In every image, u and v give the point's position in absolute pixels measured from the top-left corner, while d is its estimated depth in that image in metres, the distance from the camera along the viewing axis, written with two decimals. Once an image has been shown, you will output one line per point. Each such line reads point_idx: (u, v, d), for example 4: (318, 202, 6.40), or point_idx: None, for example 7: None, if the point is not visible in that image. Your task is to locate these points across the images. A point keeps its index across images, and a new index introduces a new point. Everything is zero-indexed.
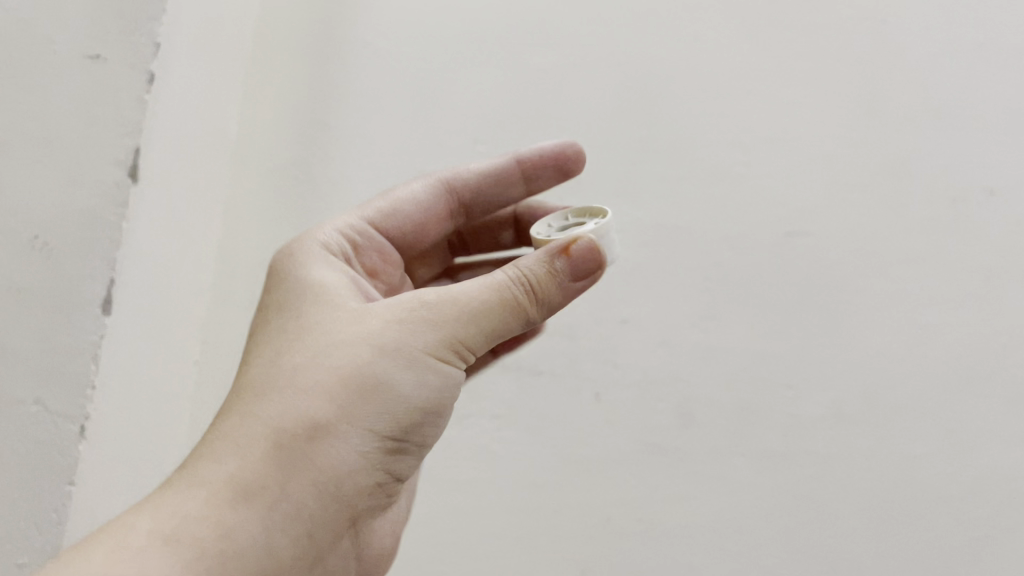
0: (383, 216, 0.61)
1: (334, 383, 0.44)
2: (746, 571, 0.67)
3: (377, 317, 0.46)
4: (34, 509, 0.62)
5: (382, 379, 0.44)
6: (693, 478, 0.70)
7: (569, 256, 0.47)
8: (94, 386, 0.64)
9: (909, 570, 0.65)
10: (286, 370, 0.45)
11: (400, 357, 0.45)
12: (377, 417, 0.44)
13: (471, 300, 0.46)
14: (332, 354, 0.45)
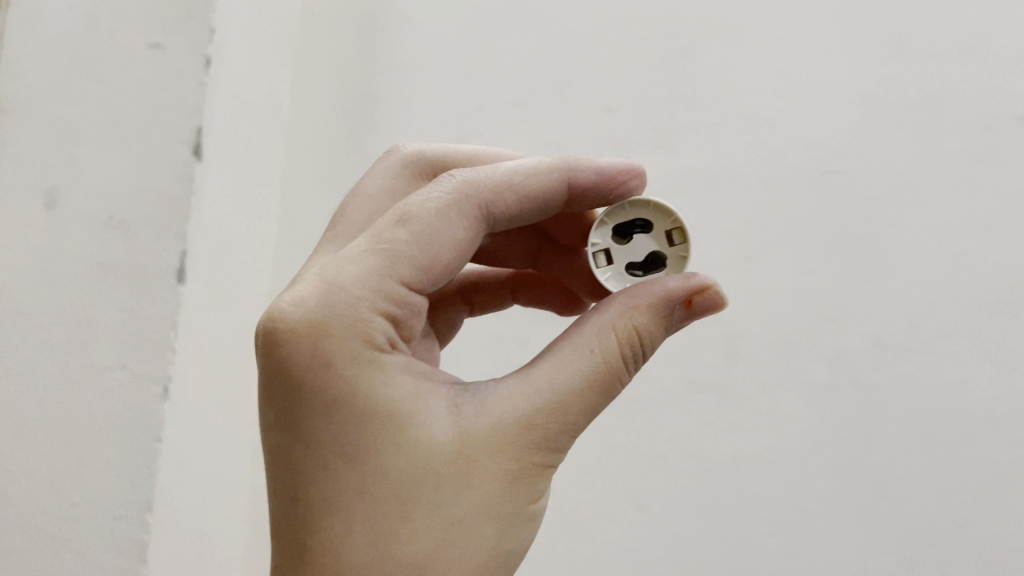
0: (416, 273, 0.42)
1: (469, 542, 0.40)
2: (796, 497, 0.70)
3: (484, 438, 0.41)
4: (130, 463, 0.67)
5: (521, 511, 0.41)
6: (742, 412, 0.73)
7: (687, 307, 0.44)
8: (175, 350, 0.68)
9: (958, 489, 0.68)
10: (417, 530, 0.39)
11: (531, 487, 0.42)
12: (518, 539, 0.42)
13: (590, 396, 0.42)
14: (451, 504, 0.40)
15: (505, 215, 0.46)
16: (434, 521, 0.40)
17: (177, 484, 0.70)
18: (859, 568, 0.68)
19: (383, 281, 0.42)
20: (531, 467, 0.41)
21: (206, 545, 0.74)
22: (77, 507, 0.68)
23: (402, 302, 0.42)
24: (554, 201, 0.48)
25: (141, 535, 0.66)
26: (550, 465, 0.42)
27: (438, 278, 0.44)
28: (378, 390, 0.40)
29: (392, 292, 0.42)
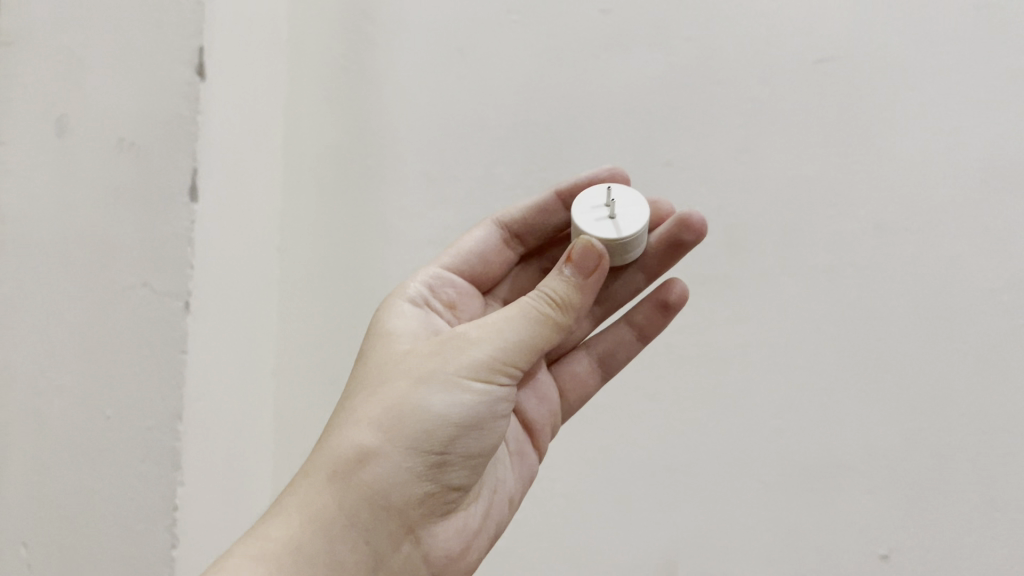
0: (457, 263, 0.65)
1: (378, 413, 0.51)
2: (801, 378, 0.73)
3: (419, 351, 0.54)
4: (160, 377, 0.70)
5: (421, 400, 0.51)
6: (745, 299, 0.75)
7: (574, 261, 0.53)
8: (194, 266, 0.70)
9: (959, 360, 0.70)
10: (355, 409, 0.53)
11: (434, 380, 0.51)
12: (416, 435, 0.50)
13: (493, 320, 0.53)
14: (382, 391, 0.52)
15: (518, 224, 0.66)
16: (368, 402, 0.52)
17: (205, 395, 0.73)
18: (865, 443, 0.71)
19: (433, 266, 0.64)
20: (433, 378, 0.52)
21: (238, 453, 0.78)
22: (111, 421, 0.72)
23: (443, 274, 0.64)
24: (553, 210, 0.65)
25: (175, 441, 0.70)
26: (455, 380, 0.51)
27: (472, 265, 0.65)
28: (382, 332, 0.59)
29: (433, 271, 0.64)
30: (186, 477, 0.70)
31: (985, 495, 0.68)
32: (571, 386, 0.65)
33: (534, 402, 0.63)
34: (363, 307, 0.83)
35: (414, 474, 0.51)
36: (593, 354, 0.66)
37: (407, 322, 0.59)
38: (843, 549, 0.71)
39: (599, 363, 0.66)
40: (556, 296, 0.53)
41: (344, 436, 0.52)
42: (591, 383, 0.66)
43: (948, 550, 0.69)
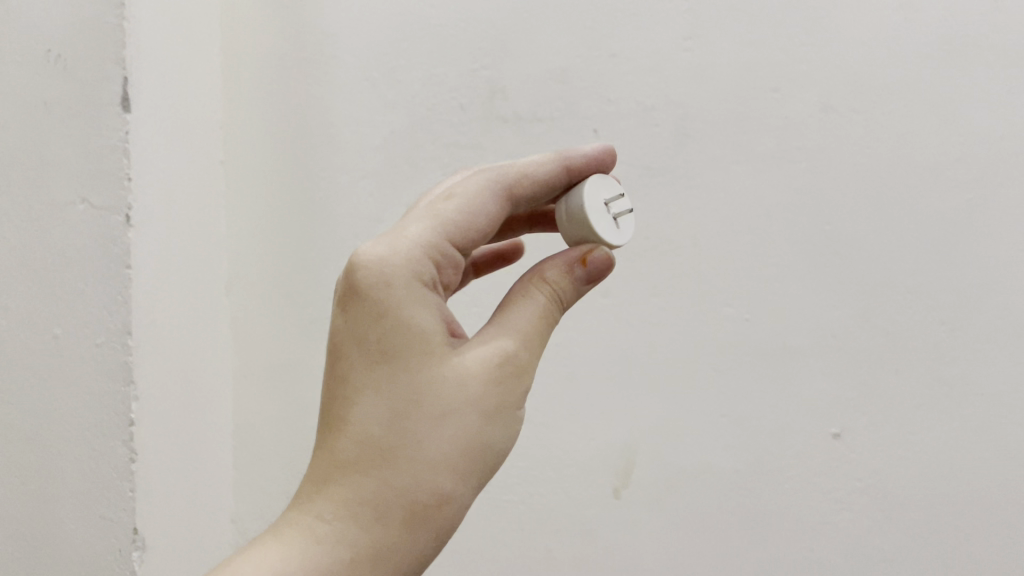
0: (460, 233, 0.48)
1: (448, 457, 0.43)
2: (753, 266, 0.73)
3: (475, 367, 0.45)
4: (104, 293, 0.70)
5: (487, 437, 0.44)
6: (696, 192, 0.74)
7: (588, 264, 0.49)
8: (130, 177, 0.69)
9: (907, 238, 0.70)
10: (406, 436, 0.43)
11: (502, 409, 0.45)
12: (484, 473, 0.45)
13: (529, 326, 0.47)
14: (441, 421, 0.43)
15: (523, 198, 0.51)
16: (427, 438, 0.43)
17: (154, 310, 0.72)
18: (816, 326, 0.72)
19: (440, 232, 0.47)
20: (500, 409, 0.45)
21: (195, 369, 0.78)
22: (60, 341, 0.71)
23: (447, 247, 0.47)
24: (558, 186, 0.52)
25: (126, 357, 0.69)
26: (515, 407, 0.46)
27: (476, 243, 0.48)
28: (411, 321, 0.44)
29: (442, 242, 0.47)
30: (140, 393, 0.70)
31: (931, 370, 0.70)
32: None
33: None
34: (311, 216, 0.82)
35: (471, 507, 0.46)
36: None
37: (434, 303, 0.46)
38: (797, 429, 0.73)
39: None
40: (569, 295, 0.49)
41: (409, 481, 0.43)
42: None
43: (897, 425, 0.71)
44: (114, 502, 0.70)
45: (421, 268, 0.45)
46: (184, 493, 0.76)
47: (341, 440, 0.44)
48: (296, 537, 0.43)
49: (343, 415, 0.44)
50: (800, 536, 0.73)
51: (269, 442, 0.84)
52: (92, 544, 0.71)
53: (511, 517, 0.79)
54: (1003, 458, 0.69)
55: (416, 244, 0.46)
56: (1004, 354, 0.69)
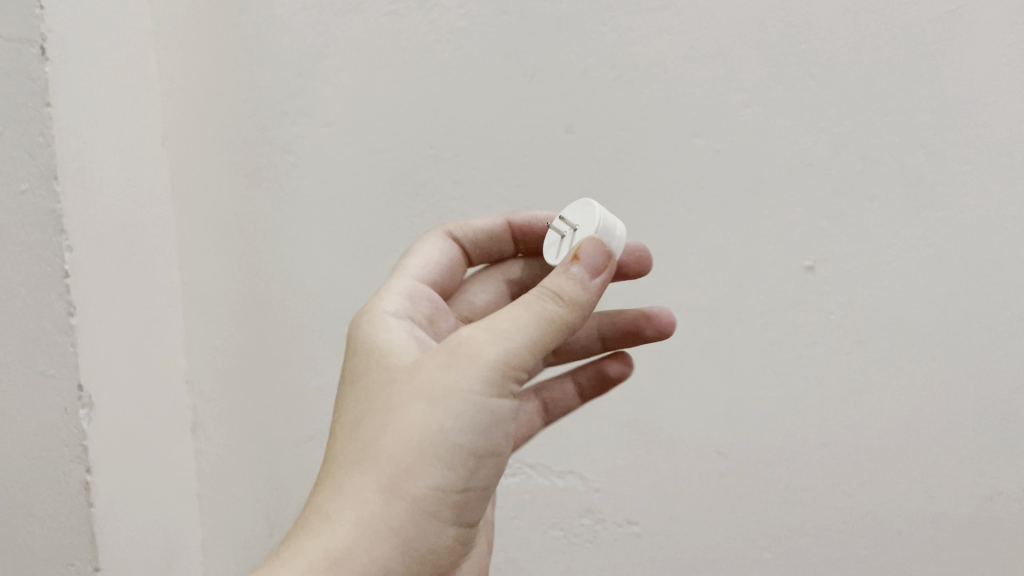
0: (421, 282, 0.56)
1: (389, 444, 0.42)
2: (723, 93, 0.69)
3: (432, 362, 0.43)
4: (24, 134, 0.64)
5: (438, 422, 0.42)
6: (664, 13, 0.69)
7: (581, 260, 0.45)
8: (42, 7, 0.63)
9: (886, 56, 0.66)
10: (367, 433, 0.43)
11: (452, 396, 0.42)
12: (439, 468, 0.42)
13: (502, 319, 0.43)
14: (392, 413, 0.42)
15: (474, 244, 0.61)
16: (376, 429, 0.43)
17: (83, 156, 0.67)
18: (788, 155, 0.69)
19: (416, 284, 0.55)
20: (453, 397, 0.42)
21: (133, 223, 0.73)
22: None
23: (417, 286, 0.55)
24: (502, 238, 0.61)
25: (54, 204, 0.64)
26: (474, 398, 0.42)
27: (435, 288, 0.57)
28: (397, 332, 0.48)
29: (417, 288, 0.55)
30: (72, 243, 0.66)
31: (908, 197, 0.67)
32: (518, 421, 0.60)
33: None
34: (247, 55, 0.75)
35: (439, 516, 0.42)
36: (540, 396, 0.62)
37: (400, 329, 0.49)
38: (766, 264, 0.70)
39: (544, 409, 0.62)
40: (560, 283, 0.44)
41: (364, 475, 0.42)
42: (536, 425, 0.62)
43: (872, 256, 0.69)
44: (56, 359, 0.67)
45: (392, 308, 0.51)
46: (131, 353, 0.72)
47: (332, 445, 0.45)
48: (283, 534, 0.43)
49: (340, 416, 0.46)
50: (771, 372, 0.71)
51: (218, 301, 0.79)
52: (36, 405, 0.68)
53: None
54: (976, 284, 0.67)
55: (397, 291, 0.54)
56: (982, 175, 0.66)
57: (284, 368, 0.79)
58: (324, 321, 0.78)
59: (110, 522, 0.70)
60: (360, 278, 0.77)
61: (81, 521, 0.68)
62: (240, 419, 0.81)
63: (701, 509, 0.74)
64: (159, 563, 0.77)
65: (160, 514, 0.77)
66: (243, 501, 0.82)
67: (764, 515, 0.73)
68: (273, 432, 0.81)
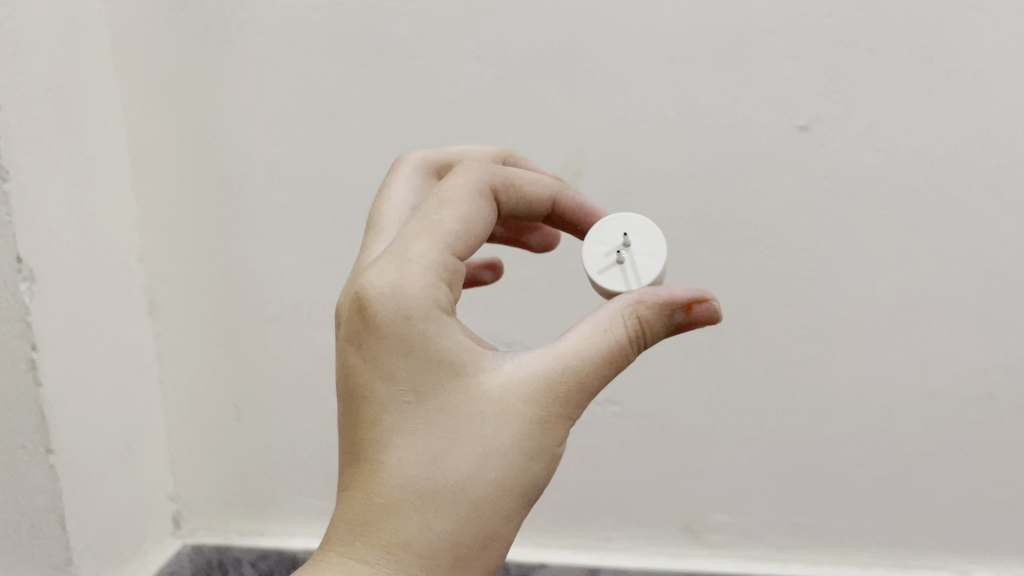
0: (461, 249, 0.43)
1: (489, 496, 0.38)
2: None
3: (524, 409, 0.39)
4: None
5: (534, 479, 0.39)
6: None
7: (689, 313, 0.43)
8: None
9: None
10: (453, 477, 0.38)
11: (548, 449, 0.40)
12: (522, 519, 0.40)
13: (601, 371, 0.40)
14: (486, 456, 0.38)
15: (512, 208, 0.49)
16: (466, 472, 0.38)
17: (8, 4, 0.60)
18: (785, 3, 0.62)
19: (455, 259, 0.42)
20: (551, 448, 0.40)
21: (70, 84, 0.66)
22: None
23: (458, 266, 0.42)
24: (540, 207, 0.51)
25: None
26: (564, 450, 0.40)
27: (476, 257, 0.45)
28: (451, 336, 0.40)
29: (453, 262, 0.42)
30: (1, 102, 0.59)
31: (912, 47, 0.62)
32: None
33: None
34: None
35: None
36: None
37: (453, 326, 0.40)
38: (756, 126, 0.65)
39: None
40: (660, 338, 0.42)
41: (462, 529, 0.37)
42: None
43: (870, 115, 0.63)
44: None
45: (436, 295, 0.40)
46: (75, 228, 0.67)
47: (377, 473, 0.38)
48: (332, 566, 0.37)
49: (382, 441, 0.38)
50: (758, 242, 0.67)
51: (173, 180, 0.74)
52: None
53: None
54: (980, 143, 0.63)
55: (437, 266, 0.41)
56: (994, 21, 0.60)
57: (244, 244, 0.75)
58: (283, 193, 0.73)
59: (62, 404, 0.66)
60: (321, 147, 0.71)
61: (30, 403, 0.64)
62: (200, 299, 0.77)
63: (683, 386, 0.71)
64: (121, 448, 0.74)
65: (118, 397, 0.73)
66: (208, 384, 0.79)
67: (748, 392, 0.70)
68: (237, 312, 0.77)
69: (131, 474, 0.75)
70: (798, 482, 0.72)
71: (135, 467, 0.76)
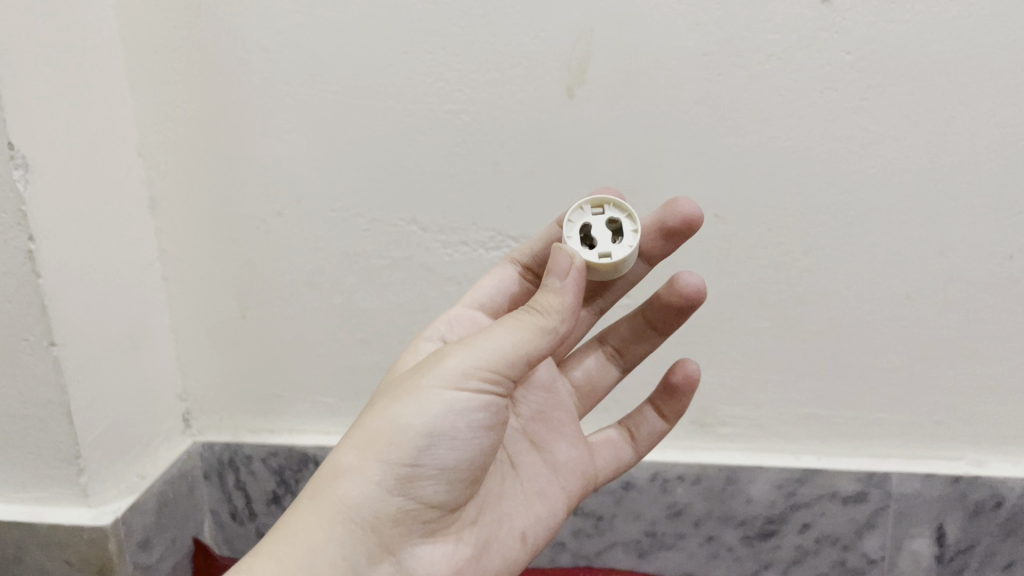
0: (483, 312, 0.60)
1: (357, 440, 0.46)
2: None
3: (414, 368, 0.48)
4: None
5: (398, 414, 0.45)
6: None
7: (551, 271, 0.48)
8: None
9: None
10: (349, 429, 0.47)
11: (415, 391, 0.46)
12: (394, 448, 0.45)
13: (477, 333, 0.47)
14: (369, 410, 0.47)
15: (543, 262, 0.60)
16: (353, 427, 0.47)
17: None
18: None
19: (463, 312, 0.59)
20: (417, 389, 0.46)
21: None
22: None
23: (463, 318, 0.59)
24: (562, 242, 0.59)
25: None
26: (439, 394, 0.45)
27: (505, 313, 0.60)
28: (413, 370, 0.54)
29: (460, 317, 0.59)
30: None
31: None
32: (603, 453, 0.60)
33: (564, 447, 0.57)
34: None
35: (394, 494, 0.45)
36: (623, 426, 0.62)
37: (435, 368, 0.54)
38: None
39: (628, 437, 0.61)
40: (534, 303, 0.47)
41: (333, 458, 0.46)
42: (625, 457, 0.61)
43: None
44: None
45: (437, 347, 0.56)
46: (69, 117, 0.65)
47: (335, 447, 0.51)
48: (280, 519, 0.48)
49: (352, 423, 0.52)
50: (776, 123, 0.64)
51: (167, 69, 0.72)
52: None
53: (452, 130, 0.69)
54: (1012, 13, 0.59)
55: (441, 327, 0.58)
56: None
57: (243, 136, 0.73)
58: (280, 82, 0.70)
59: (64, 295, 0.65)
60: (318, 32, 0.68)
61: (30, 295, 0.63)
62: (200, 195, 0.75)
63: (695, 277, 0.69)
64: (127, 345, 0.73)
65: (121, 294, 0.72)
66: (212, 282, 0.78)
67: (763, 281, 0.68)
68: (237, 208, 0.75)
69: (138, 371, 0.75)
70: (812, 374, 0.70)
71: (142, 365, 0.75)
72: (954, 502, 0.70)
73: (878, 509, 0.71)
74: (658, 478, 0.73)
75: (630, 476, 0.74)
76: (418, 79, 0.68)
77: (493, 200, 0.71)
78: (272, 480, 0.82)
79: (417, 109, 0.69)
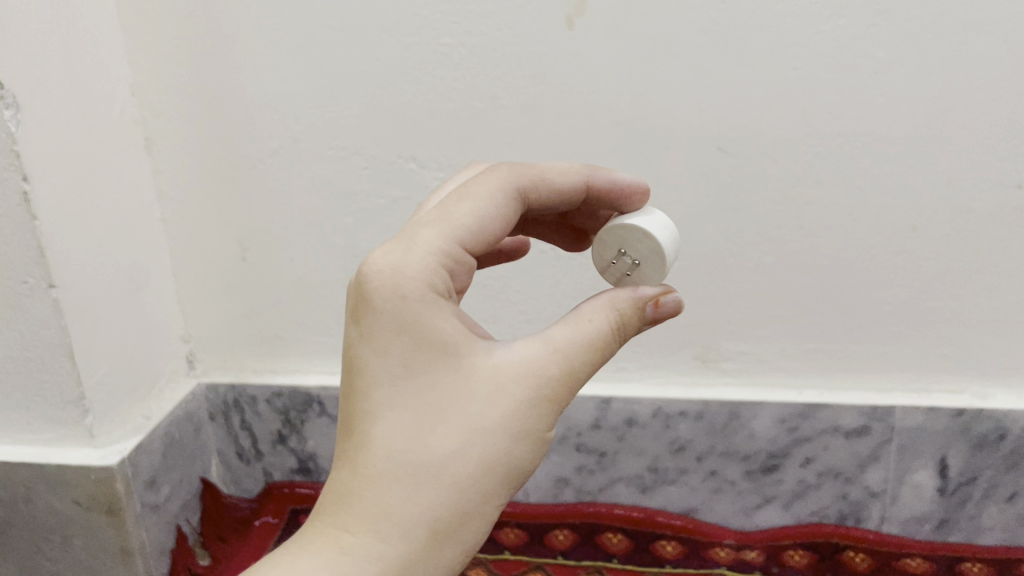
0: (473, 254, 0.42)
1: (467, 484, 0.39)
2: None
3: (511, 376, 0.40)
4: None
5: (515, 456, 0.40)
6: None
7: (659, 304, 0.45)
8: None
9: None
10: (437, 454, 0.38)
11: (532, 427, 0.40)
12: (509, 491, 0.40)
13: (584, 352, 0.42)
14: (471, 436, 0.39)
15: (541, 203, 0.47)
16: (449, 456, 0.39)
17: None
18: None
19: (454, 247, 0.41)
20: (536, 426, 0.40)
21: None
22: None
23: (456, 263, 0.41)
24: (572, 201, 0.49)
25: None
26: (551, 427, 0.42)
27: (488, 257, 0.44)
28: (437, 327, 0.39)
29: (452, 259, 0.41)
30: None
31: None
32: None
33: None
34: None
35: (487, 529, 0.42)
36: None
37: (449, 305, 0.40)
38: None
39: None
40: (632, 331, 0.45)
41: (437, 502, 0.38)
42: None
43: None
44: None
45: (424, 280, 0.40)
46: (60, 55, 0.64)
47: (361, 451, 0.39)
48: (322, 544, 0.37)
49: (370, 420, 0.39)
50: (781, 51, 0.63)
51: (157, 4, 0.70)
52: None
53: (448, 64, 0.68)
54: None
55: (428, 271, 0.40)
56: None
57: (238, 73, 0.71)
58: (274, 17, 0.69)
59: (63, 237, 0.65)
60: None
61: (27, 237, 0.63)
62: (196, 133, 0.74)
63: (698, 210, 0.68)
64: (127, 286, 0.73)
65: (119, 234, 0.72)
66: (211, 221, 0.77)
67: (767, 214, 0.67)
68: (232, 147, 0.74)
69: (140, 312, 0.75)
70: (816, 309, 0.70)
71: (143, 307, 0.75)
72: (958, 435, 0.70)
73: (882, 442, 0.71)
74: (660, 415, 0.73)
75: (632, 412, 0.74)
76: (413, 11, 0.67)
77: (492, 134, 0.70)
78: (277, 420, 0.83)
79: (414, 43, 0.68)
